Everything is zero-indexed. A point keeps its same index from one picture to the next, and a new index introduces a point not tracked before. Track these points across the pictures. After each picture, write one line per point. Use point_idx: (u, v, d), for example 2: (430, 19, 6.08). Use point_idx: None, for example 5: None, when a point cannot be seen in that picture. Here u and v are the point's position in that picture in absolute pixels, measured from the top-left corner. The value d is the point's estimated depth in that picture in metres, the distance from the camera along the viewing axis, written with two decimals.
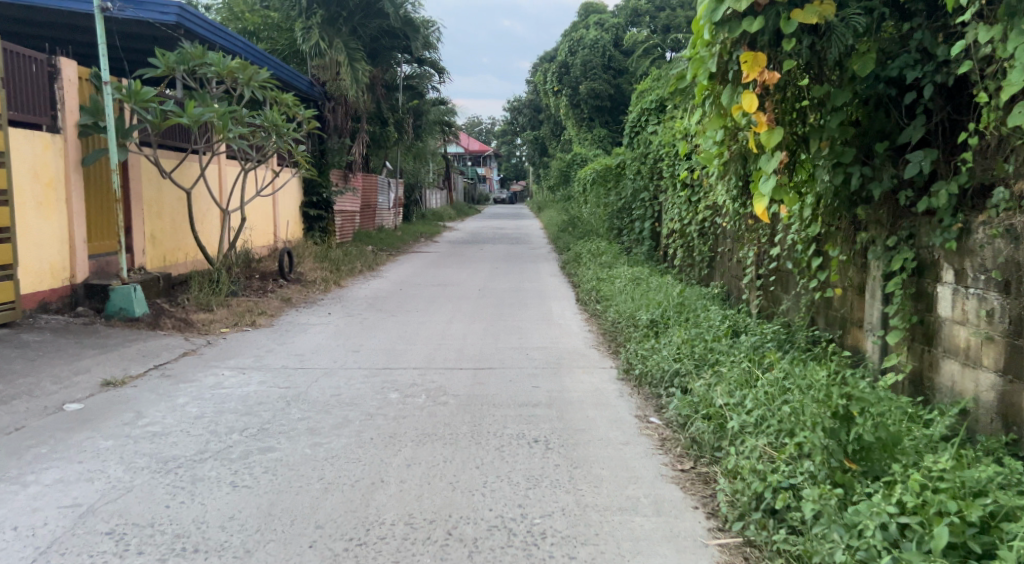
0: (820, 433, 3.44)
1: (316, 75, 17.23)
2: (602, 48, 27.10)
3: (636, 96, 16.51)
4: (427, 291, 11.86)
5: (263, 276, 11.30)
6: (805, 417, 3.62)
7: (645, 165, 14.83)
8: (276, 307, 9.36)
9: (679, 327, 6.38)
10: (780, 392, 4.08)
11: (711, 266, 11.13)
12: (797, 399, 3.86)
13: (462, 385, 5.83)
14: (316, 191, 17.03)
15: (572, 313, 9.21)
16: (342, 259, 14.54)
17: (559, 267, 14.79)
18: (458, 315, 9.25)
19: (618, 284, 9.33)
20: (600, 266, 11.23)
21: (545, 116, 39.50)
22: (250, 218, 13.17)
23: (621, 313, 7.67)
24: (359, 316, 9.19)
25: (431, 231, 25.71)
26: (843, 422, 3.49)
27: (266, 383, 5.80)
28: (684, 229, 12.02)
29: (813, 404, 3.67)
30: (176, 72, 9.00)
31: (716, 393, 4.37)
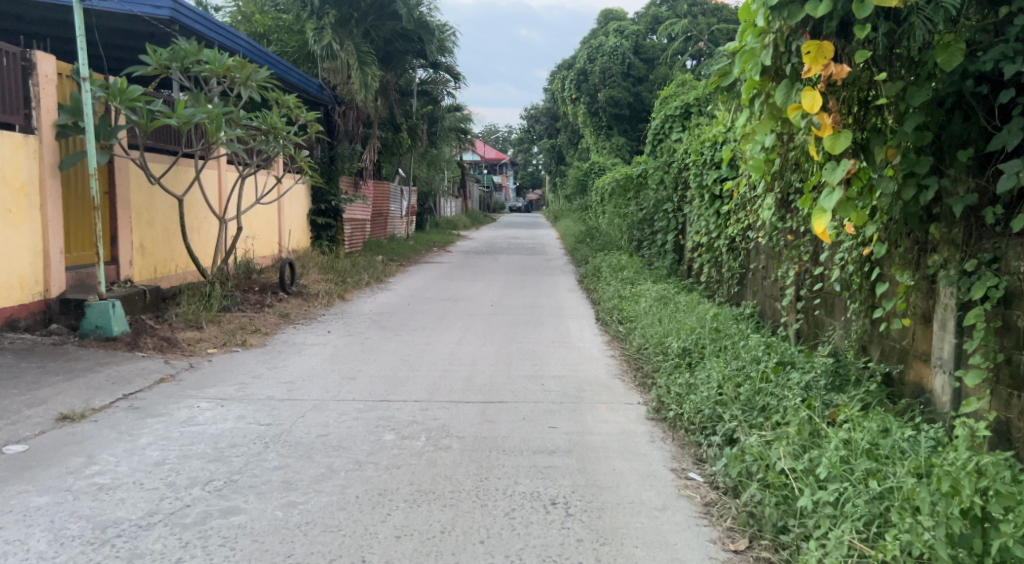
0: (943, 539, 2.90)
1: (327, 78, 16.60)
2: (621, 55, 26.27)
3: (660, 102, 15.79)
4: (438, 305, 11.17)
5: (263, 288, 10.66)
6: (924, 513, 3.02)
7: (670, 174, 14.06)
8: (272, 324, 8.70)
9: (713, 359, 5.65)
10: (861, 462, 3.43)
11: (742, 284, 10.35)
12: (898, 481, 3.23)
13: (468, 423, 5.12)
14: (325, 198, 16.41)
15: (593, 334, 8.49)
16: (350, 270, 13.88)
17: (577, 281, 14.07)
18: (468, 335, 8.55)
19: (644, 302, 8.60)
20: (622, 282, 10.48)
21: (563, 124, 38.74)
22: (253, 227, 12.54)
23: (648, 338, 6.94)
24: (361, 335, 8.51)
25: (445, 241, 25.06)
26: (976, 528, 2.95)
27: (246, 419, 5.11)
28: (712, 244, 11.25)
29: (932, 497, 3.05)
30: (169, 70, 8.32)
31: (775, 454, 3.69)
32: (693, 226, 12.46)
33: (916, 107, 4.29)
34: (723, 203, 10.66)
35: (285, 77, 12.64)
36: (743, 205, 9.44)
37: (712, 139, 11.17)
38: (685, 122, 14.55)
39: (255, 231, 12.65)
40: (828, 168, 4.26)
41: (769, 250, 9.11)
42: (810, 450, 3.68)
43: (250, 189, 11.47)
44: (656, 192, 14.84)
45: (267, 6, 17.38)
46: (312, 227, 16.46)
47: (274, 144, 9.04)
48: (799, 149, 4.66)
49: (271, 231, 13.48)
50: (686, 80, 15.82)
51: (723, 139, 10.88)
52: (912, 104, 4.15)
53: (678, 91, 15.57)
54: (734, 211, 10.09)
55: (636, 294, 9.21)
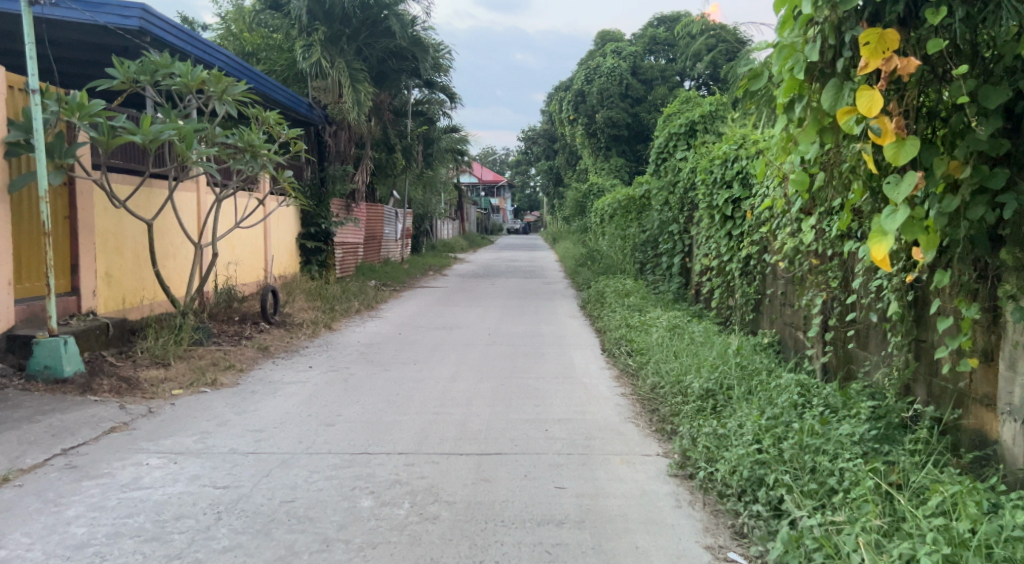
0: None
1: (317, 97, 16.03)
2: (619, 76, 25.70)
3: (663, 119, 15.17)
4: (431, 334, 10.47)
5: (243, 318, 9.96)
6: None
7: (676, 194, 13.40)
8: (248, 359, 8.00)
9: (741, 404, 4.94)
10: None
11: (758, 311, 9.64)
12: None
13: (461, 483, 4.41)
14: (315, 221, 15.73)
15: (600, 368, 7.77)
16: (339, 296, 13.18)
17: (579, 306, 13.37)
18: (463, 369, 7.84)
19: (657, 332, 7.88)
20: (629, 309, 9.77)
21: (561, 145, 38.17)
22: (235, 252, 11.92)
23: (665, 375, 6.22)
24: (346, 370, 7.81)
25: (442, 264, 24.36)
26: None
27: (201, 480, 4.38)
28: (724, 267, 10.55)
29: None
30: (138, 84, 7.64)
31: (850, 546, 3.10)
32: (701, 249, 11.79)
33: (992, 111, 3.60)
34: (739, 224, 9.95)
35: (261, 91, 11.97)
36: (766, 225, 8.74)
37: (723, 156, 10.50)
38: (690, 140, 13.98)
39: (238, 256, 12.02)
40: (889, 183, 3.57)
41: (789, 275, 8.41)
42: (895, 540, 3.10)
43: (230, 212, 10.84)
44: (660, 213, 14.17)
45: (255, 23, 16.76)
46: (301, 251, 15.79)
47: (253, 164, 8.38)
48: (848, 160, 3.97)
49: (256, 255, 12.82)
50: (689, 96, 15.21)
51: (735, 157, 10.22)
52: (988, 106, 3.47)
53: (681, 108, 14.96)
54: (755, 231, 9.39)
55: (649, 321, 8.51)
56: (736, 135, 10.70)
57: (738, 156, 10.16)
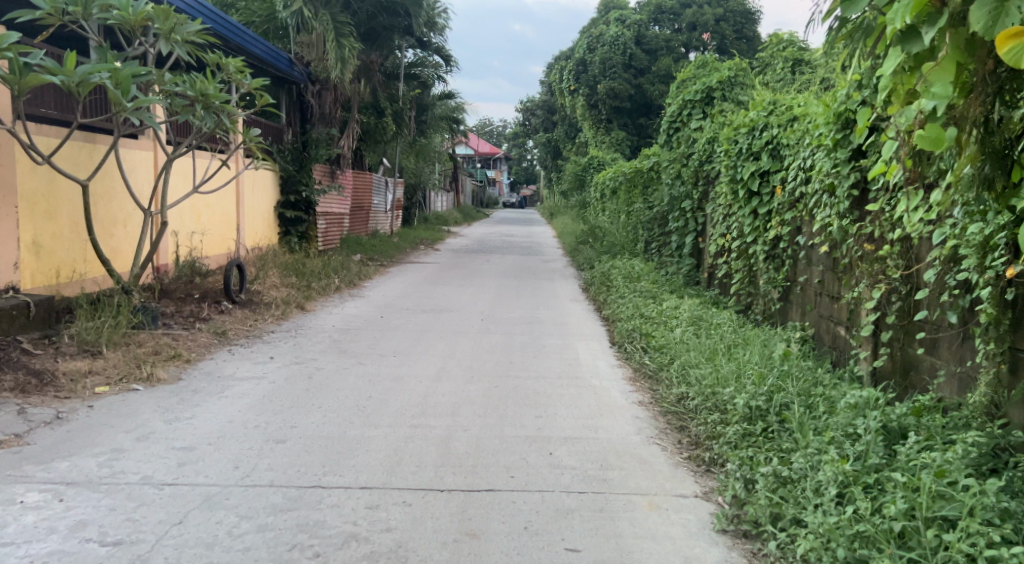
0: None
1: (299, 52, 14.81)
2: (622, 45, 24.35)
3: (676, 85, 13.95)
4: (416, 318, 9.33)
5: (204, 296, 8.83)
6: None
7: (690, 167, 12.22)
8: (198, 348, 6.86)
9: (805, 434, 3.84)
10: None
11: (788, 300, 8.49)
12: None
13: (438, 541, 3.31)
14: (295, 188, 14.60)
15: (610, 367, 6.65)
16: (318, 270, 12.02)
17: (581, 289, 12.24)
18: (450, 363, 6.72)
19: (678, 326, 6.75)
20: (641, 295, 8.65)
21: (561, 117, 36.76)
22: (201, 221, 10.83)
23: (699, 383, 5.10)
24: (314, 362, 6.66)
25: (435, 238, 23.16)
26: None
27: (86, 530, 3.27)
28: (747, 250, 9.41)
29: None
30: (67, 16, 6.45)
31: None
32: (718, 229, 10.66)
33: None
34: (769, 202, 8.80)
35: (216, 29, 10.66)
36: (810, 200, 7.59)
37: (750, 124, 9.32)
38: (707, 108, 12.82)
39: (204, 227, 10.93)
40: None
41: (831, 260, 7.28)
42: None
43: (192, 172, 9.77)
44: (671, 188, 12.99)
45: None
46: (279, 220, 14.66)
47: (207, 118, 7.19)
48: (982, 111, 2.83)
49: (226, 224, 11.71)
50: (706, 60, 13.97)
51: (765, 125, 9.05)
52: None
53: (697, 73, 13.73)
54: (794, 209, 8.24)
55: (666, 311, 7.39)
56: (765, 100, 9.53)
57: (768, 125, 8.99)
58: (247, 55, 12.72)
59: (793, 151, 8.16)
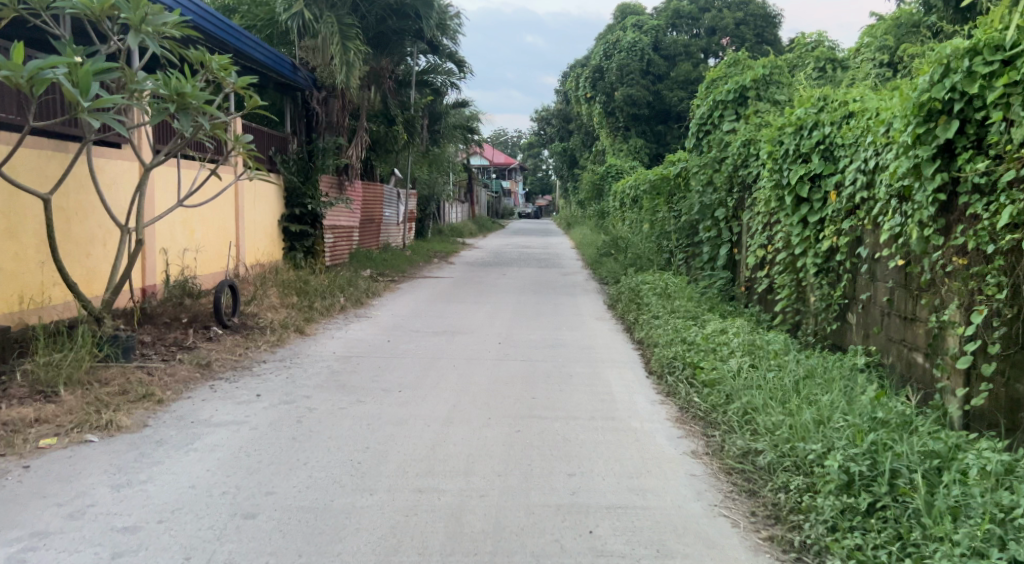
0: None
1: (303, 58, 14.02)
2: (640, 51, 23.45)
3: (705, 85, 13.00)
4: (428, 343, 8.42)
5: (192, 321, 8.01)
6: None
7: (723, 172, 11.27)
8: (176, 384, 5.97)
9: (944, 530, 2.96)
10: None
11: (846, 320, 7.52)
12: None
13: None
14: (300, 201, 13.78)
15: (651, 405, 5.71)
16: (323, 288, 11.17)
17: (605, 306, 11.30)
18: (465, 399, 5.80)
19: (731, 356, 5.78)
20: (679, 315, 7.71)
21: (577, 125, 35.89)
22: (195, 237, 10.01)
23: (771, 432, 4.17)
24: (306, 401, 5.75)
25: (449, 250, 22.26)
26: None
27: None
28: (796, 263, 8.45)
29: None
30: (21, 8, 5.63)
31: None
32: (757, 239, 9.71)
33: None
34: (823, 209, 7.84)
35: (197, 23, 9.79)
36: (880, 207, 6.63)
37: (796, 123, 8.36)
38: (740, 109, 11.91)
39: (199, 243, 10.11)
40: None
41: (904, 276, 6.33)
42: None
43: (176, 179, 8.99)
44: (700, 196, 12.02)
45: None
46: (284, 234, 13.83)
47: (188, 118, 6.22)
48: None
49: (224, 241, 10.89)
50: (737, 58, 13.01)
51: (815, 123, 8.10)
52: None
53: (728, 71, 12.76)
54: (855, 217, 7.28)
55: (713, 335, 6.45)
56: (811, 97, 8.57)
57: (819, 123, 8.03)
58: (247, 60, 12.02)
59: (855, 152, 7.21)
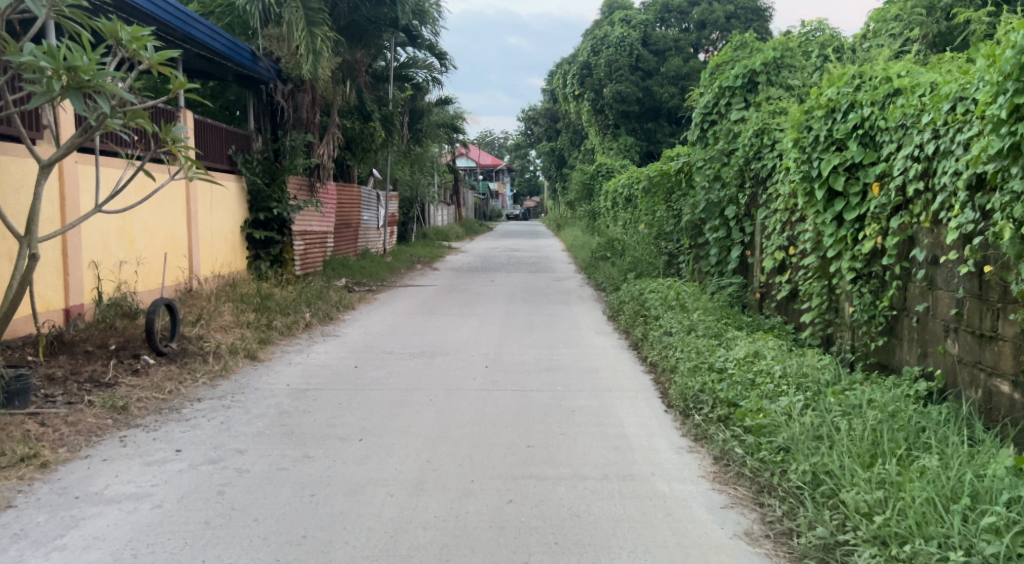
0: None
1: (267, 47, 12.75)
2: (629, 46, 22.29)
3: (709, 70, 11.80)
4: (402, 368, 7.16)
5: (121, 348, 6.78)
6: None
7: (733, 165, 10.07)
8: (74, 438, 4.71)
9: None
10: None
11: (894, 335, 6.32)
12: None
13: None
14: (265, 205, 12.52)
15: (677, 454, 4.52)
16: (288, 302, 9.94)
17: (604, 318, 10.08)
18: (441, 451, 4.59)
19: (778, 392, 4.58)
20: (698, 333, 6.51)
21: (565, 123, 34.67)
22: (136, 248, 8.78)
23: (867, 519, 3.12)
24: (238, 459, 4.48)
25: (433, 255, 20.98)
26: None
27: None
28: (827, 268, 7.25)
29: None
30: None
31: None
32: (776, 239, 8.51)
33: None
34: (863, 204, 6.65)
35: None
36: (942, 199, 5.48)
37: (826, 105, 7.14)
38: (750, 96, 10.75)
39: (141, 255, 8.87)
40: None
41: (979, 285, 5.17)
42: None
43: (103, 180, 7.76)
44: (706, 193, 10.80)
45: None
46: (248, 242, 12.58)
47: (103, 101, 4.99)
48: None
49: (173, 251, 9.64)
50: (744, 40, 11.80)
51: (851, 104, 6.89)
52: None
53: (734, 56, 11.56)
54: (907, 213, 6.10)
55: (747, 363, 5.24)
56: (843, 76, 7.34)
57: (857, 104, 6.81)
58: (199, 47, 10.68)
59: (909, 135, 6.02)
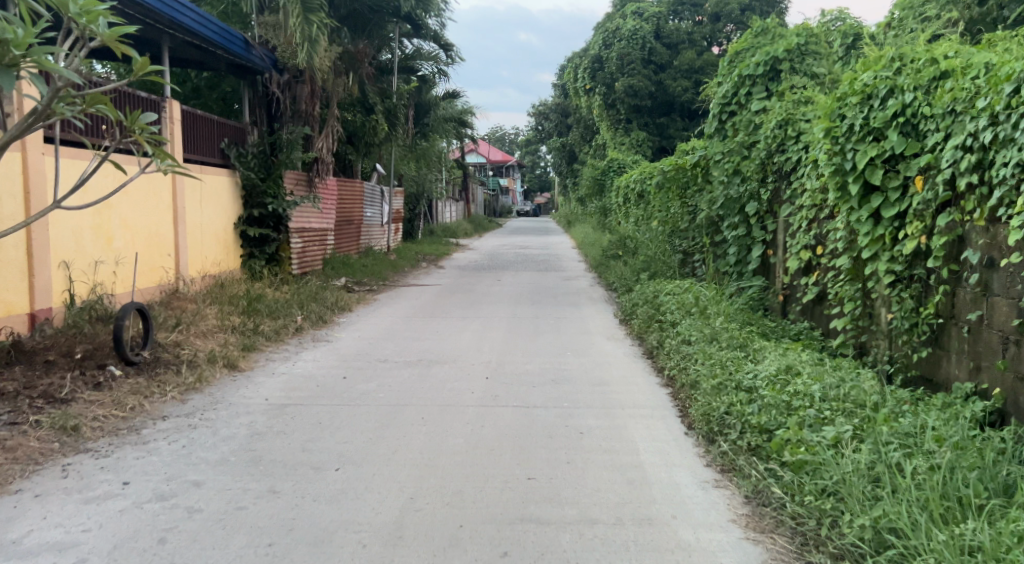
0: None
1: (263, 35, 12.16)
2: (641, 39, 21.59)
3: (727, 59, 11.10)
4: (394, 379, 6.55)
5: (87, 358, 6.19)
6: None
7: (754, 159, 9.39)
8: (8, 468, 4.12)
9: None
10: None
11: (940, 346, 5.66)
12: None
13: None
14: (259, 201, 11.93)
15: (701, 491, 3.89)
16: (281, 304, 9.36)
17: (615, 322, 9.44)
18: (428, 486, 3.98)
19: (820, 419, 3.94)
20: (720, 344, 5.87)
21: (576, 118, 33.97)
22: (114, 247, 8.20)
23: None
24: (192, 496, 3.87)
25: (440, 253, 20.37)
26: None
27: None
28: (861, 271, 6.57)
29: None
30: None
31: None
32: (802, 238, 7.83)
33: None
34: (904, 200, 5.97)
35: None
36: (1001, 195, 4.82)
37: (861, 90, 6.44)
38: (772, 85, 10.09)
39: (120, 254, 8.29)
40: None
41: None
42: None
43: (72, 174, 7.16)
44: (724, 189, 10.13)
45: None
46: (242, 240, 11.98)
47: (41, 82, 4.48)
48: None
49: (156, 249, 9.07)
50: (766, 27, 11.10)
51: (890, 89, 6.21)
52: None
53: (755, 43, 10.89)
54: (957, 210, 5.43)
55: (780, 382, 4.59)
56: (880, 59, 6.64)
57: (897, 89, 6.12)
58: (188, 34, 10.04)
59: (963, 123, 5.34)
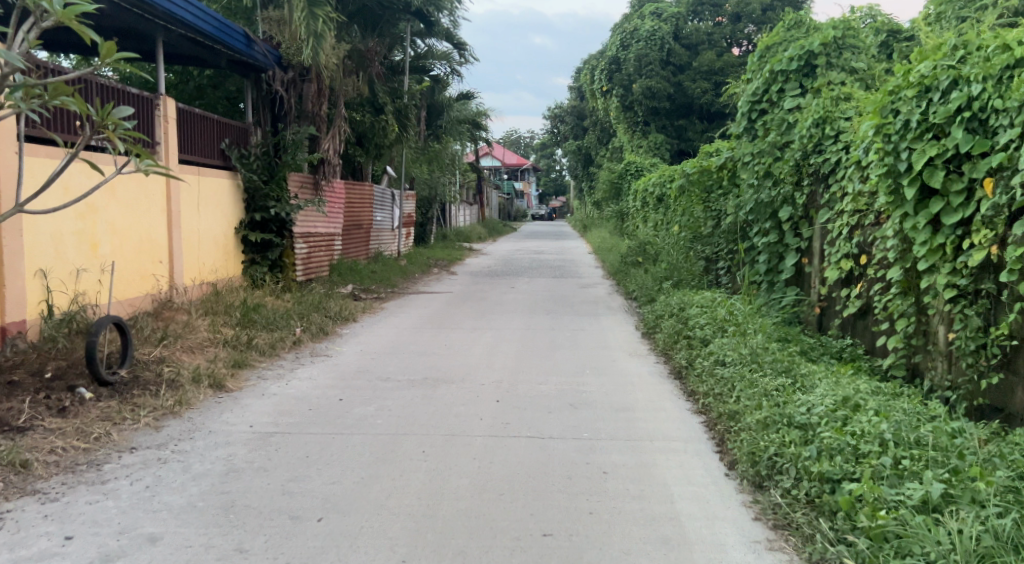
0: None
1: (266, 31, 11.58)
2: (660, 39, 20.91)
3: (758, 54, 10.38)
4: (395, 401, 5.92)
5: (57, 378, 5.60)
6: None
7: (788, 160, 8.69)
8: None
9: None
10: None
11: (1013, 372, 4.98)
12: None
13: None
14: (261, 204, 11.34)
15: (754, 557, 3.25)
16: (280, 314, 8.78)
17: (636, 335, 8.78)
18: (428, 545, 3.35)
19: (896, 470, 3.28)
20: (762, 368, 5.20)
21: (592, 121, 33.27)
22: (100, 254, 7.63)
23: None
24: (143, 556, 3.26)
25: (452, 258, 19.73)
26: None
27: None
28: (915, 284, 5.86)
29: None
30: None
31: None
32: (844, 246, 7.14)
33: None
34: (969, 206, 5.26)
35: None
36: None
37: (918, 82, 5.71)
38: (806, 80, 9.38)
39: (106, 262, 7.72)
40: None
41: None
42: None
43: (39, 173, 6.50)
44: (754, 192, 9.44)
45: None
46: (243, 245, 11.40)
47: None
48: None
49: (148, 256, 8.50)
50: (799, 20, 10.40)
51: (953, 80, 5.50)
52: None
53: (788, 36, 10.17)
54: None
55: (839, 419, 3.92)
56: (939, 47, 5.92)
57: (962, 80, 5.41)
58: (184, 27, 9.41)
59: None
